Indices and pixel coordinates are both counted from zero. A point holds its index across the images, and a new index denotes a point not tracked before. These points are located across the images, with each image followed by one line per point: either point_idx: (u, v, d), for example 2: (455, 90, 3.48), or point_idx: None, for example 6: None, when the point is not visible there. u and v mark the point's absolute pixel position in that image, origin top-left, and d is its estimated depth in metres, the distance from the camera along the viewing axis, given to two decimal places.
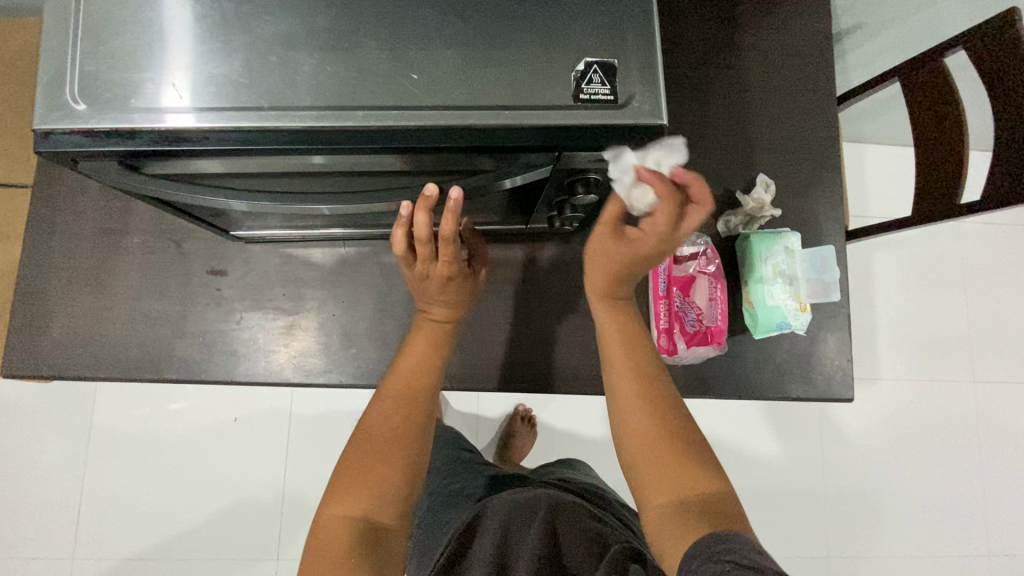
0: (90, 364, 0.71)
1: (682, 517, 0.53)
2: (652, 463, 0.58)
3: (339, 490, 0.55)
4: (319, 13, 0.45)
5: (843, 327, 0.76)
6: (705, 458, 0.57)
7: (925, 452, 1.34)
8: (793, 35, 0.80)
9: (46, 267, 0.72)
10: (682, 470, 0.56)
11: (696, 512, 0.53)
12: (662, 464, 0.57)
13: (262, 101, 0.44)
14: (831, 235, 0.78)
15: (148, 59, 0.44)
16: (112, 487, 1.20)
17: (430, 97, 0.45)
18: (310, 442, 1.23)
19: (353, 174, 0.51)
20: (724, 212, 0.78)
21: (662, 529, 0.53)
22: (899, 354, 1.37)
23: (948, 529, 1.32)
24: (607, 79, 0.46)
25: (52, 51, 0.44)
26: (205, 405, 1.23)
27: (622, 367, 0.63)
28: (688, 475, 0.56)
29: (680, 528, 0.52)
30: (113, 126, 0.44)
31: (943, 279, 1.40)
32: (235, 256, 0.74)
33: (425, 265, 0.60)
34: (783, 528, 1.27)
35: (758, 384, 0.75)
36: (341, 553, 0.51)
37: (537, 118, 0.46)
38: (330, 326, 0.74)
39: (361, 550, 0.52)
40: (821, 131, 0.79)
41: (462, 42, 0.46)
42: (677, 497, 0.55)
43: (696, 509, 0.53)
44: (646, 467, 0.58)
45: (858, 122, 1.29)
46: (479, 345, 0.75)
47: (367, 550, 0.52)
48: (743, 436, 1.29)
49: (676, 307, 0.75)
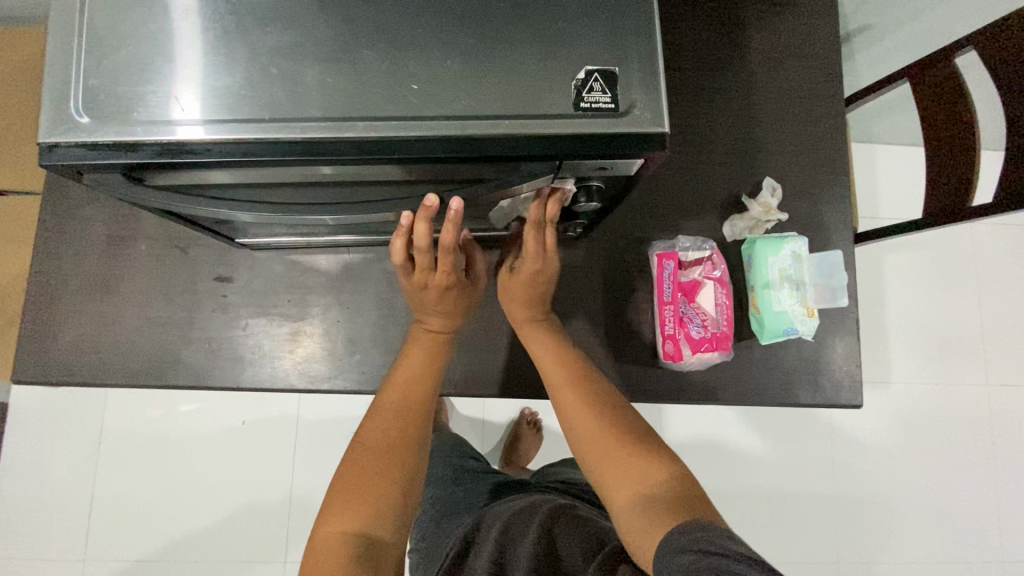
0: (99, 370, 0.72)
1: (643, 508, 0.54)
2: (612, 470, 0.59)
3: (336, 504, 0.56)
4: (320, 24, 0.45)
5: (851, 332, 0.75)
6: (657, 450, 0.60)
7: (937, 455, 1.32)
8: (800, 36, 0.79)
9: (55, 274, 0.72)
10: (637, 465, 0.59)
11: (658, 501, 0.54)
12: (619, 468, 0.59)
13: (263, 113, 0.44)
14: (839, 239, 0.77)
15: (151, 72, 0.44)
16: (122, 490, 1.21)
17: (430, 106, 0.45)
18: (317, 445, 1.24)
19: (355, 184, 0.51)
20: (730, 216, 0.77)
21: (635, 526, 0.53)
22: (910, 357, 1.35)
23: (960, 535, 1.30)
24: (608, 87, 0.46)
25: (57, 66, 0.44)
26: (215, 408, 1.24)
27: (568, 387, 0.65)
28: (643, 468, 0.58)
29: (645, 516, 0.53)
30: (116, 139, 0.44)
31: (955, 280, 1.38)
32: (241, 263, 0.75)
33: (424, 274, 0.60)
34: (792, 532, 1.26)
35: (765, 390, 0.74)
36: (336, 565, 0.51)
37: (537, 127, 0.45)
38: (334, 332, 0.75)
39: (358, 561, 0.52)
40: (829, 134, 0.78)
41: (462, 52, 0.46)
42: (638, 491, 0.56)
43: (660, 499, 0.54)
44: (602, 469, 0.60)
45: (868, 122, 1.28)
46: (482, 351, 0.75)
47: (365, 561, 0.52)
48: (751, 439, 1.28)
49: (681, 312, 0.73)
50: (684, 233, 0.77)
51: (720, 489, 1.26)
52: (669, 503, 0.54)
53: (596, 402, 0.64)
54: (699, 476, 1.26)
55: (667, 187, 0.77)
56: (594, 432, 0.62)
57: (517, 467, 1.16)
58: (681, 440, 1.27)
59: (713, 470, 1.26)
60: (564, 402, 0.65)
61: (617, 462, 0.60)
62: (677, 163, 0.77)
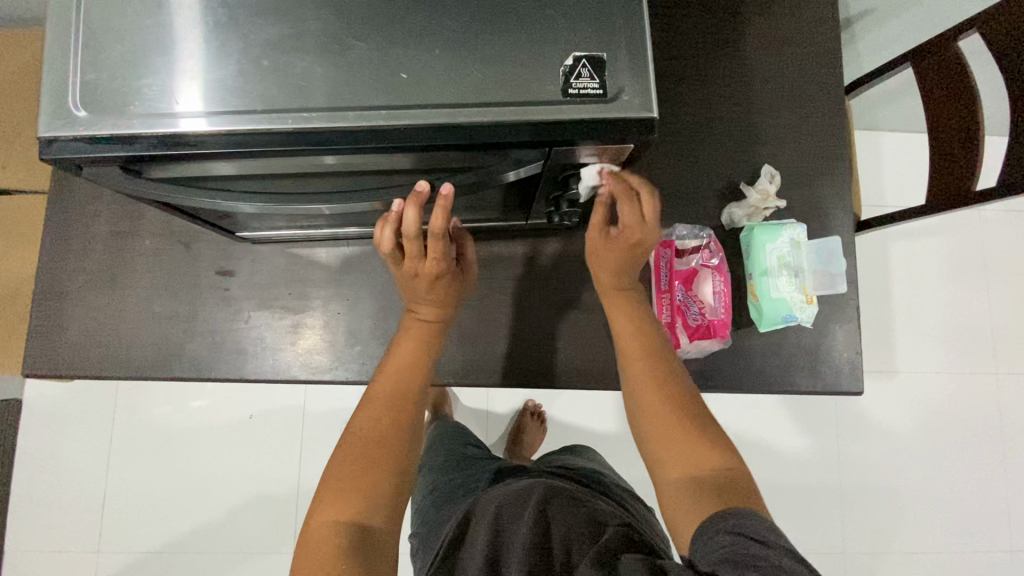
0: (106, 363, 0.73)
1: (691, 495, 0.55)
2: (669, 447, 0.60)
3: (328, 498, 0.57)
4: (310, 16, 0.46)
5: (851, 319, 0.75)
6: (717, 437, 0.59)
7: (946, 445, 1.31)
8: (798, 23, 0.78)
9: (61, 270, 0.74)
10: (697, 449, 0.58)
11: (707, 489, 0.55)
12: (678, 447, 0.59)
13: (256, 105, 0.45)
14: (838, 225, 0.76)
15: (146, 66, 0.45)
16: (134, 483, 1.23)
17: (419, 95, 0.46)
18: (323, 437, 1.25)
19: (348, 175, 0.52)
20: (729, 204, 0.76)
21: (678, 505, 0.55)
22: (917, 346, 1.34)
23: (970, 525, 1.29)
24: (596, 73, 0.46)
25: (54, 61, 0.45)
26: (225, 403, 1.26)
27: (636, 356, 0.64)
28: (702, 452, 0.58)
29: (693, 504, 0.54)
30: (113, 133, 0.45)
31: (963, 268, 1.37)
32: (242, 256, 0.76)
33: (413, 263, 0.61)
34: (797, 523, 1.26)
35: (764, 377, 0.74)
36: (328, 557, 0.52)
37: (524, 114, 0.46)
38: (335, 324, 0.76)
39: (349, 552, 0.53)
40: (828, 119, 0.77)
41: (450, 40, 0.46)
42: (689, 474, 0.57)
43: (708, 487, 0.55)
44: (660, 446, 0.60)
45: (873, 109, 1.26)
46: (479, 342, 0.75)
47: (356, 553, 0.53)
48: (757, 429, 1.28)
49: (679, 301, 0.74)
50: (682, 221, 0.76)
51: None
52: (714, 490, 0.54)
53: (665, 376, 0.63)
54: None
55: (664, 175, 0.76)
56: (660, 412, 0.61)
57: (521, 457, 1.17)
58: None
59: None
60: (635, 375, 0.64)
61: (675, 440, 0.60)
62: (675, 152, 0.76)
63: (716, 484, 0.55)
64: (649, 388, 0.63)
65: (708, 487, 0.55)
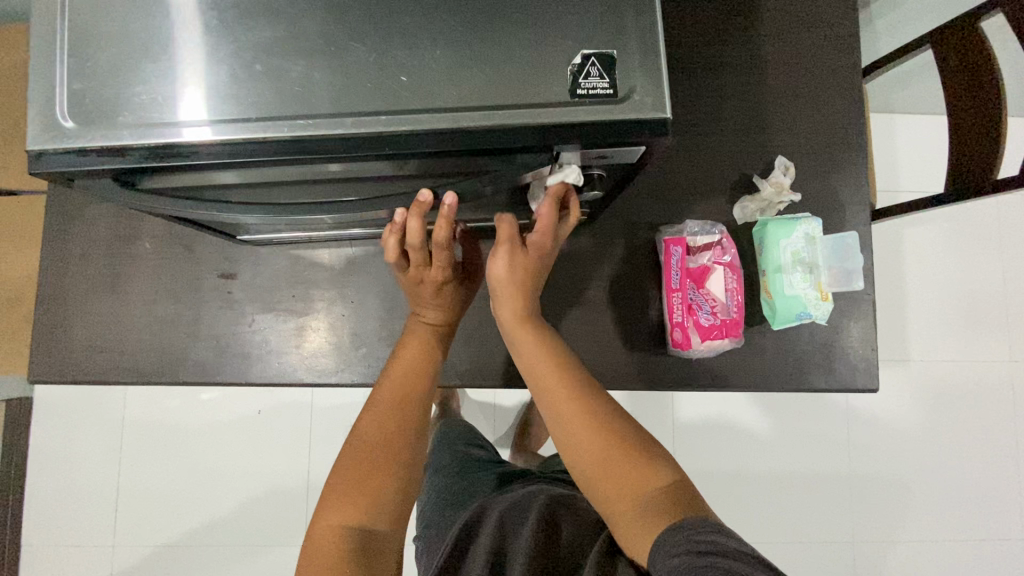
0: (111, 367, 0.72)
1: (647, 515, 0.53)
2: (608, 475, 0.56)
3: (334, 501, 0.57)
4: (305, 17, 0.44)
5: (867, 315, 0.73)
6: (655, 455, 0.57)
7: (959, 433, 1.30)
8: (815, 7, 0.75)
9: (59, 273, 0.73)
10: (636, 471, 0.56)
11: (659, 510, 0.53)
12: (615, 473, 0.56)
13: (251, 114, 0.43)
14: (855, 219, 0.74)
15: (136, 73, 0.43)
16: (145, 478, 1.24)
17: (420, 98, 0.44)
18: (332, 432, 1.26)
19: (349, 182, 0.50)
20: (741, 197, 0.74)
21: (632, 530, 0.53)
22: (931, 335, 1.31)
23: (980, 512, 1.29)
24: (606, 71, 0.44)
25: (42, 71, 0.43)
26: (234, 397, 1.26)
27: (553, 381, 0.60)
28: (642, 473, 0.56)
29: (644, 525, 0.52)
30: (102, 145, 0.43)
31: (980, 254, 1.34)
32: (244, 259, 0.74)
33: (418, 271, 0.60)
34: (807, 513, 1.25)
35: (777, 376, 0.72)
36: (333, 563, 0.53)
37: (528, 116, 0.44)
38: (339, 325, 0.75)
39: (351, 560, 0.54)
40: (844, 106, 0.75)
41: (454, 39, 0.44)
42: (639, 500, 0.54)
43: (659, 506, 0.53)
44: (600, 480, 0.57)
45: (888, 91, 1.22)
46: (484, 344, 0.73)
47: (360, 560, 0.54)
48: (767, 420, 1.27)
49: (690, 299, 0.70)
50: (694, 217, 0.74)
51: (732, 471, 1.25)
52: (667, 508, 0.53)
53: (585, 402, 0.59)
54: (714, 457, 1.25)
55: (673, 168, 0.74)
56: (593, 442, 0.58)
57: (528, 453, 1.18)
58: (694, 421, 1.26)
59: (728, 451, 1.26)
60: (564, 411, 0.60)
61: (615, 466, 0.57)
62: (686, 144, 0.74)
63: (669, 501, 0.53)
64: (575, 419, 0.59)
65: (659, 506, 0.53)
